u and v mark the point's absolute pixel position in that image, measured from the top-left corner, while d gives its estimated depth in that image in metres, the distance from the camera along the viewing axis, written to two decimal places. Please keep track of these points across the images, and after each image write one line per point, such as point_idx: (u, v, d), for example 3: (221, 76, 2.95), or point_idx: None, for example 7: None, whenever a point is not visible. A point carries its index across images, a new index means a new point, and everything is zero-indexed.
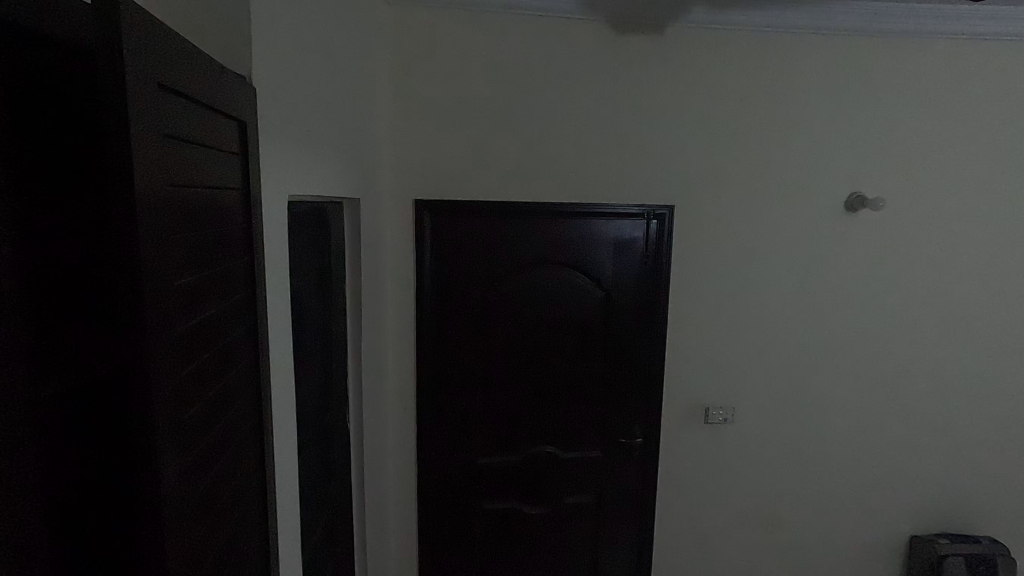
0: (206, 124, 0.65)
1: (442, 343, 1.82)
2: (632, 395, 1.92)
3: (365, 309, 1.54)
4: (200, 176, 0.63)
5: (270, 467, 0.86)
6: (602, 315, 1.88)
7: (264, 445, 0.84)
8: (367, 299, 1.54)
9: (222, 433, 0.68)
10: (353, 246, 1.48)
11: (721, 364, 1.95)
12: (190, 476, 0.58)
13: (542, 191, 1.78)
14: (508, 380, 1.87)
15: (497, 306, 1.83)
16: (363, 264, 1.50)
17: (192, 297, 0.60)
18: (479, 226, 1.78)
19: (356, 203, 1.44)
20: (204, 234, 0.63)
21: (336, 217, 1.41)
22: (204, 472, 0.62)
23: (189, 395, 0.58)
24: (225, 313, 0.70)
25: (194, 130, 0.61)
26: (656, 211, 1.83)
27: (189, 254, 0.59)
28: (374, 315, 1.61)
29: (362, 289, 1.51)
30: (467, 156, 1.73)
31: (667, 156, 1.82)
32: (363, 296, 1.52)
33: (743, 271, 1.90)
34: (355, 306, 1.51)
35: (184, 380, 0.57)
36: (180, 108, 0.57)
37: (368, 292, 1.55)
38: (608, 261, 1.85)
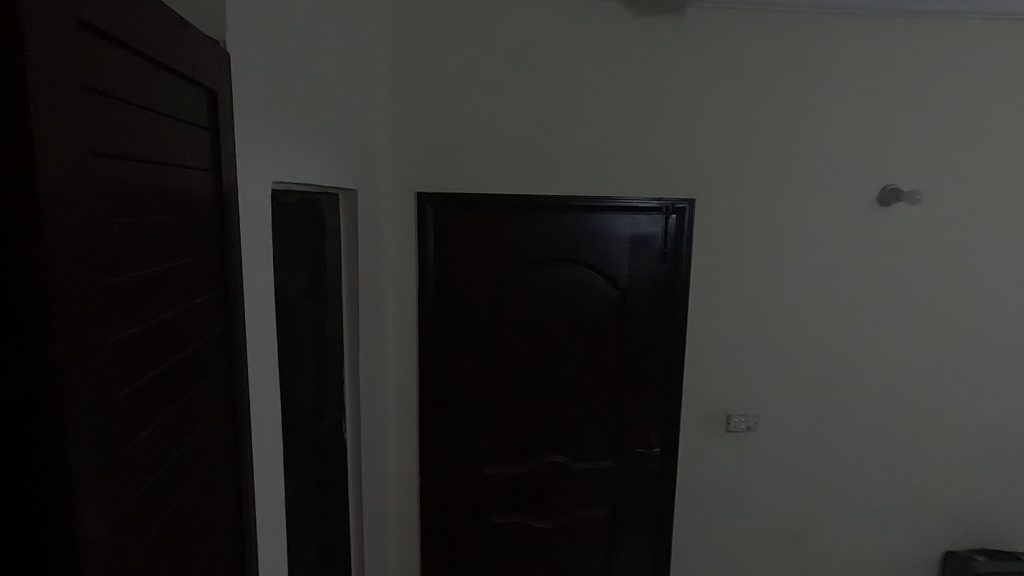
0: (159, 88, 0.54)
1: (446, 347, 1.70)
2: (648, 401, 1.80)
3: (364, 309, 1.43)
4: (148, 150, 0.51)
5: (247, 491, 0.75)
6: (617, 316, 1.76)
7: (240, 467, 0.73)
8: (365, 297, 1.43)
9: (178, 460, 0.57)
10: (349, 241, 1.37)
11: (744, 369, 1.83)
12: (125, 523, 0.46)
13: (553, 183, 1.67)
14: (516, 385, 1.75)
15: (504, 307, 1.71)
16: (361, 259, 1.39)
17: (133, 299, 0.48)
18: (486, 222, 1.66)
19: (353, 193, 1.33)
20: (153, 220, 0.52)
21: (332, 209, 1.30)
22: (148, 512, 0.51)
23: (124, 422, 0.46)
24: (184, 316, 0.58)
25: (139, 92, 0.50)
26: (675, 205, 1.71)
27: (130, 244, 0.48)
28: (373, 316, 1.50)
29: (360, 288, 1.40)
30: (473, 147, 1.62)
31: (687, 146, 1.69)
32: (361, 295, 1.41)
33: (768, 270, 1.78)
34: (352, 304, 1.40)
35: (116, 403, 0.45)
36: (117, 62, 0.46)
37: (367, 291, 1.44)
38: (623, 259, 1.74)
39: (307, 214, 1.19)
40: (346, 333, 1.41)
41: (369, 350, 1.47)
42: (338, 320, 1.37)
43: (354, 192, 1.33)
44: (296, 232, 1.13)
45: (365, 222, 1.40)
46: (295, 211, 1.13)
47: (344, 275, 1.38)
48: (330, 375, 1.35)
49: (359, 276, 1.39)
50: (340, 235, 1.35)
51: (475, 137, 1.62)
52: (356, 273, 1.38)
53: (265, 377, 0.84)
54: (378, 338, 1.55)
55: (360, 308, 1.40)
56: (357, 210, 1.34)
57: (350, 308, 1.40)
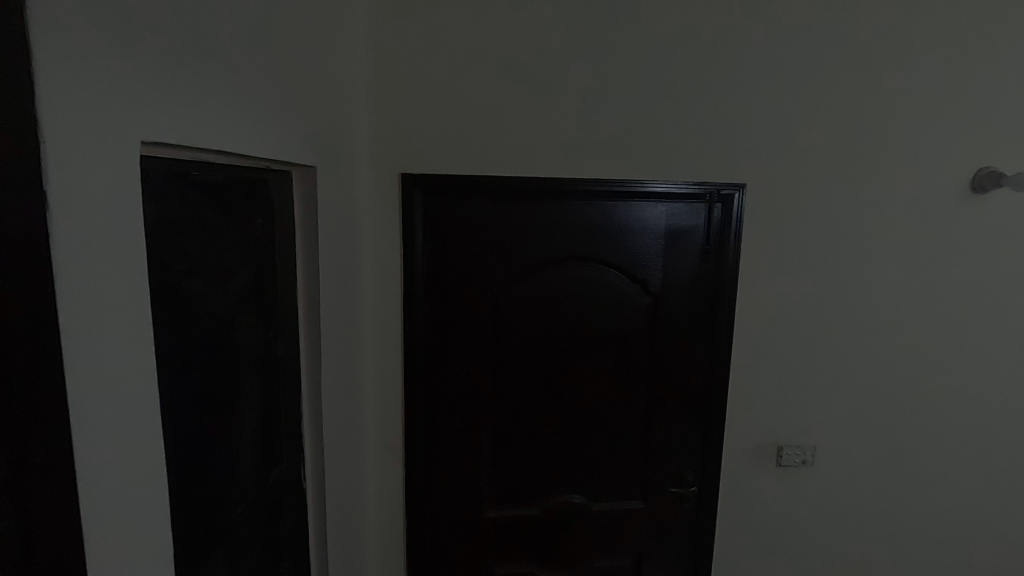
0: None
1: (438, 364, 1.40)
2: (683, 430, 1.49)
3: (329, 319, 1.12)
4: None
5: None
6: (647, 327, 1.45)
7: None
8: (330, 305, 1.12)
9: None
10: (306, 234, 1.06)
11: (799, 392, 1.51)
12: None
13: (568, 163, 1.35)
14: (523, 410, 1.44)
15: (509, 316, 1.40)
16: (324, 256, 1.08)
17: None
18: (486, 212, 1.34)
19: (312, 169, 1.02)
20: None
21: (281, 190, 0.99)
22: None
23: None
24: None
25: None
26: (721, 191, 1.39)
27: None
28: (343, 327, 1.19)
29: (324, 294, 1.09)
30: (470, 116, 1.30)
31: (736, 118, 1.37)
32: (325, 302, 1.09)
33: (833, 273, 1.45)
34: (311, 314, 1.09)
35: None
36: None
37: (333, 297, 1.13)
38: (656, 257, 1.42)
39: (243, 197, 0.88)
40: (303, 350, 1.11)
41: (336, 371, 1.16)
42: (292, 334, 1.07)
43: (312, 168, 1.02)
44: (222, 220, 0.82)
45: (329, 208, 1.09)
46: (220, 190, 0.82)
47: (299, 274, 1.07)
48: (282, 405, 1.05)
49: (322, 277, 1.08)
50: (294, 225, 1.05)
51: (473, 104, 1.30)
52: (317, 273, 1.07)
53: (132, 450, 0.52)
54: (351, 355, 1.24)
55: (323, 319, 1.09)
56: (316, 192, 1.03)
57: (308, 320, 1.09)
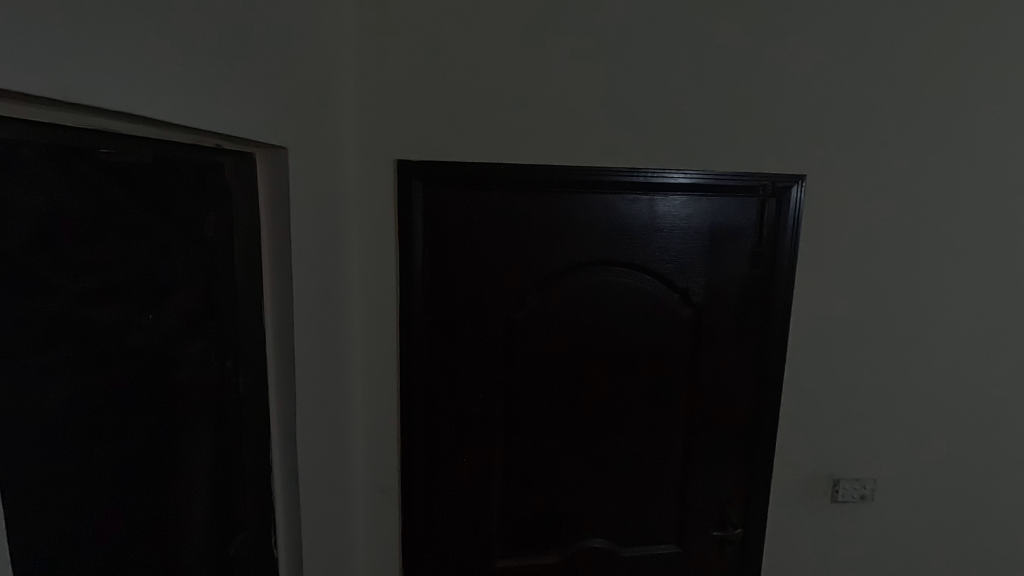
0: None
1: (440, 389, 1.17)
2: (727, 463, 1.28)
3: (305, 342, 0.89)
4: None
5: None
6: (687, 343, 1.23)
7: None
8: (307, 323, 0.89)
9: None
10: (274, 236, 0.83)
11: (858, 418, 1.30)
12: None
13: (596, 149, 1.12)
14: (541, 442, 1.23)
15: (525, 330, 1.18)
16: (298, 262, 0.85)
17: None
18: (499, 207, 1.12)
19: (281, 150, 0.78)
20: None
21: (240, 177, 0.76)
22: None
23: None
24: None
25: None
26: (777, 184, 1.17)
27: None
28: (324, 348, 0.96)
29: (299, 311, 0.86)
30: (481, 91, 1.07)
31: (798, 98, 1.15)
32: (300, 321, 0.87)
33: (903, 281, 1.24)
34: (280, 336, 0.86)
35: None
36: None
37: (311, 313, 0.90)
38: (700, 261, 1.20)
39: (185, 185, 0.65)
40: (271, 379, 0.88)
41: (315, 405, 0.94)
42: (258, 362, 0.84)
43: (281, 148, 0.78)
44: (152, 216, 0.60)
45: (305, 202, 0.86)
46: (148, 174, 0.59)
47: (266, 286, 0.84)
48: (244, 453, 0.82)
49: (296, 290, 0.85)
50: (260, 224, 0.82)
51: (484, 76, 1.07)
52: (290, 285, 0.84)
53: None
54: (334, 383, 1.01)
55: (297, 343, 0.86)
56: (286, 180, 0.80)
57: (278, 342, 0.86)
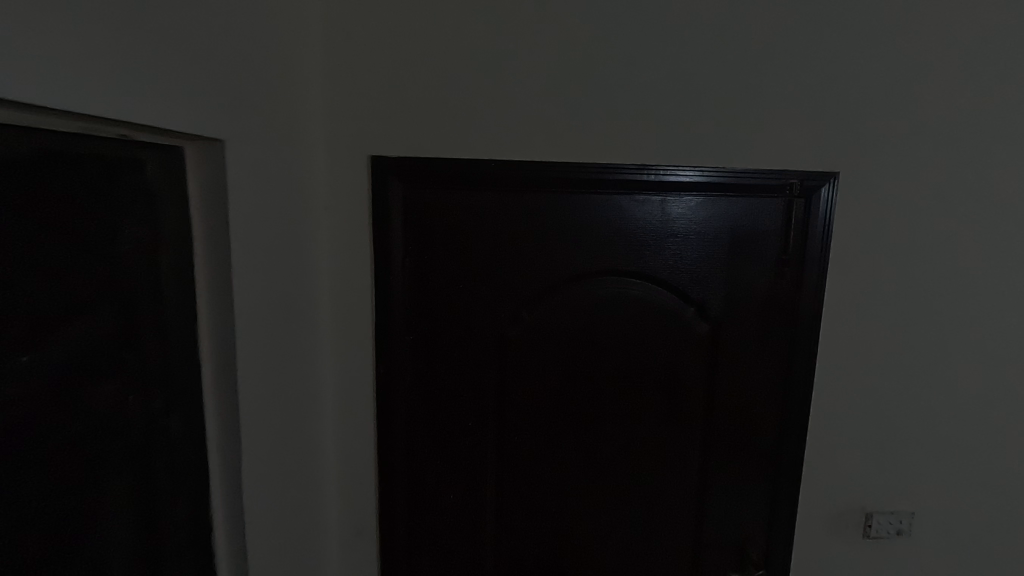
0: None
1: (424, 414, 1.04)
2: (748, 494, 1.14)
3: (258, 376, 0.74)
4: None
5: None
6: (703, 361, 1.10)
7: None
8: (258, 354, 0.73)
9: None
10: (213, 251, 0.67)
11: (897, 447, 1.15)
12: None
13: (602, 143, 0.98)
14: (539, 472, 1.09)
15: (520, 347, 1.04)
16: (242, 282, 0.69)
17: None
18: (490, 209, 0.98)
19: (218, 143, 0.63)
20: None
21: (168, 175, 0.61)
22: None
23: None
24: None
25: None
26: (806, 182, 1.03)
27: None
28: (282, 382, 0.80)
29: (243, 343, 0.70)
30: (470, 77, 0.94)
31: (834, 84, 1.00)
32: (246, 355, 0.70)
33: (953, 293, 1.09)
34: (222, 374, 0.70)
35: None
36: None
37: (264, 341, 0.74)
38: (718, 269, 1.06)
39: (81, 186, 0.51)
40: (212, 427, 0.72)
41: (274, 447, 0.79)
42: (197, 402, 0.69)
43: (218, 140, 0.63)
44: (39, 230, 0.46)
45: (256, 207, 0.71)
46: (23, 173, 0.44)
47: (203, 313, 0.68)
48: (180, 510, 0.67)
49: (241, 317, 0.69)
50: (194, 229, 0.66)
51: (473, 60, 0.93)
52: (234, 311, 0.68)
53: None
54: (300, 414, 0.88)
55: (243, 381, 0.70)
56: (226, 180, 0.65)
57: (218, 382, 0.70)
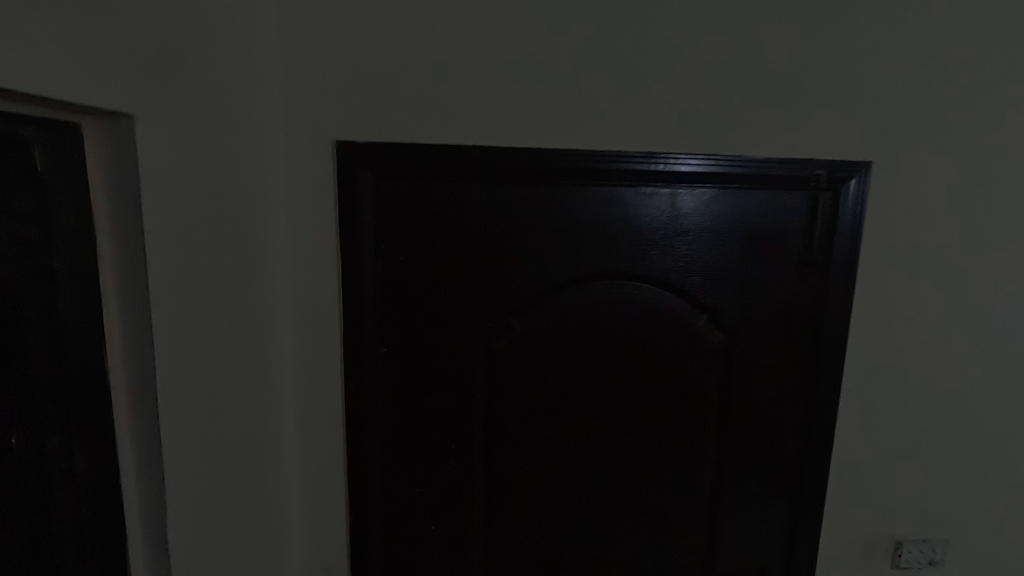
0: None
1: (401, 434, 0.92)
2: (763, 520, 1.03)
3: (188, 404, 0.61)
4: None
5: None
6: (715, 374, 0.98)
7: None
8: (186, 378, 0.61)
9: None
10: (121, 252, 0.54)
11: (930, 469, 1.03)
12: None
13: (601, 128, 0.86)
14: (531, 497, 0.98)
15: (509, 360, 0.92)
16: (160, 292, 0.56)
17: None
18: (475, 203, 0.86)
19: (127, 120, 0.51)
20: None
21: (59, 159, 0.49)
22: None
23: None
24: None
25: None
26: (834, 174, 0.91)
27: None
28: (221, 408, 0.68)
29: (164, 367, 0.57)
30: (451, 50, 0.81)
31: (867, 62, 0.88)
32: (169, 380, 0.58)
33: (996, 298, 0.97)
34: (139, 403, 0.57)
35: None
36: None
37: (194, 362, 0.62)
38: (733, 272, 0.94)
39: None
40: (129, 467, 0.59)
41: (215, 484, 0.67)
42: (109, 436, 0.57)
43: (127, 117, 0.51)
44: None
45: (182, 201, 0.58)
46: None
47: (112, 328, 0.56)
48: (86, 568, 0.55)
49: (160, 336, 0.56)
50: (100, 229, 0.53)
51: (453, 31, 0.81)
52: (151, 328, 0.55)
53: None
54: (252, 440, 0.76)
55: (167, 413, 0.58)
56: (136, 166, 0.52)
57: (132, 413, 0.58)
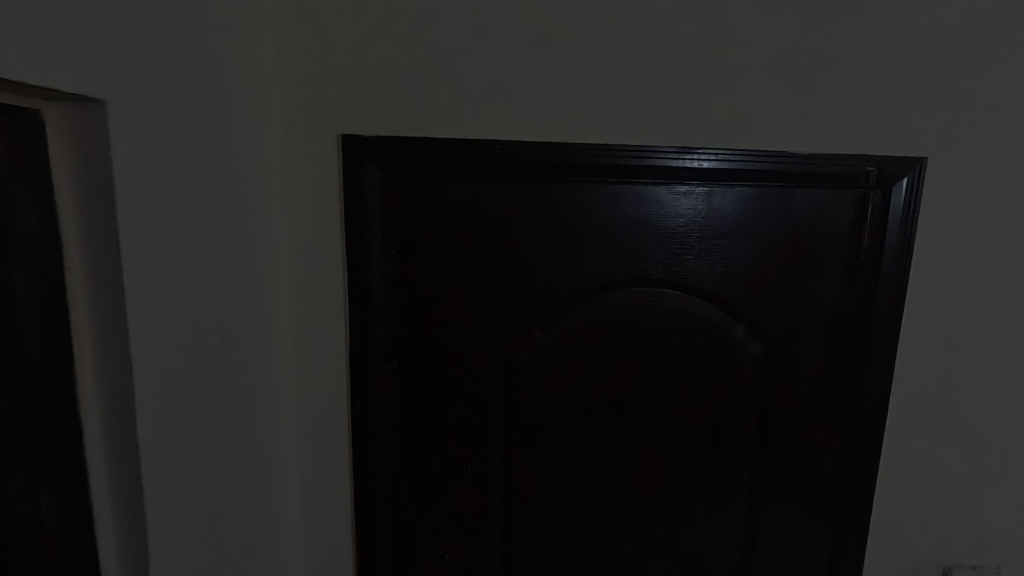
0: None
1: (412, 453, 0.85)
2: (801, 544, 0.96)
3: (171, 432, 0.54)
4: None
5: None
6: (752, 388, 0.90)
7: None
8: (167, 403, 0.53)
9: None
10: (90, 260, 0.47)
11: (982, 490, 0.96)
12: None
13: (631, 120, 0.78)
14: (551, 520, 0.90)
15: (529, 372, 0.85)
16: (138, 303, 0.48)
17: None
18: (493, 202, 0.79)
19: (96, 106, 0.43)
20: None
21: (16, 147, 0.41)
22: None
23: None
24: None
25: None
26: (885, 171, 0.83)
27: None
28: (209, 433, 0.60)
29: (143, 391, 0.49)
30: (467, 35, 0.73)
31: (922, 49, 0.80)
32: (149, 407, 0.50)
33: None
34: (114, 433, 0.50)
35: None
36: None
37: (180, 383, 0.55)
38: (774, 277, 0.86)
39: None
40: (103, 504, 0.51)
41: (204, 518, 0.60)
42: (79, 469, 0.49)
43: (96, 102, 0.43)
44: None
45: (163, 199, 0.51)
46: None
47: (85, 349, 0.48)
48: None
49: (138, 356, 0.48)
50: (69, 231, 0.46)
51: (469, 13, 0.73)
52: (128, 348, 0.48)
53: None
54: (247, 465, 0.69)
55: (145, 445, 0.50)
56: (108, 159, 0.44)
57: (107, 443, 0.50)
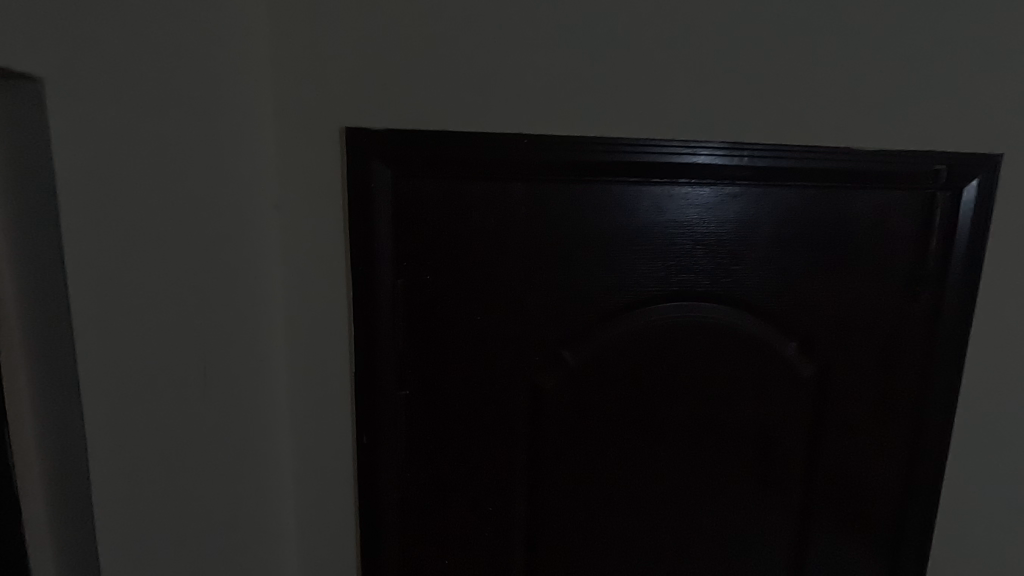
0: None
1: (427, 489, 0.75)
2: None
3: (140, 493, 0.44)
4: None
5: None
6: (803, 410, 0.81)
7: None
8: (130, 454, 0.44)
9: None
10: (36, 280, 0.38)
11: None
12: None
13: (675, 112, 0.68)
14: (581, 558, 0.81)
15: (557, 396, 0.75)
16: None
17: None
18: (518, 205, 0.69)
19: (31, 87, 0.35)
20: None
21: None
22: None
23: None
24: None
25: None
26: (958, 169, 0.74)
27: None
28: (188, 485, 0.51)
29: None
30: (488, 14, 0.63)
31: (1000, 34, 0.70)
32: None
33: None
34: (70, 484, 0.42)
35: None
36: None
37: (149, 430, 0.45)
38: (831, 287, 0.77)
39: None
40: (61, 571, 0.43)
41: None
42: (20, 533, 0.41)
43: (31, 82, 0.35)
44: None
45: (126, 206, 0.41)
46: None
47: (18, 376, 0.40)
48: None
49: None
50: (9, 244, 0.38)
51: None
52: None
53: None
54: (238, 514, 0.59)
55: None
56: (47, 151, 0.36)
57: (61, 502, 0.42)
